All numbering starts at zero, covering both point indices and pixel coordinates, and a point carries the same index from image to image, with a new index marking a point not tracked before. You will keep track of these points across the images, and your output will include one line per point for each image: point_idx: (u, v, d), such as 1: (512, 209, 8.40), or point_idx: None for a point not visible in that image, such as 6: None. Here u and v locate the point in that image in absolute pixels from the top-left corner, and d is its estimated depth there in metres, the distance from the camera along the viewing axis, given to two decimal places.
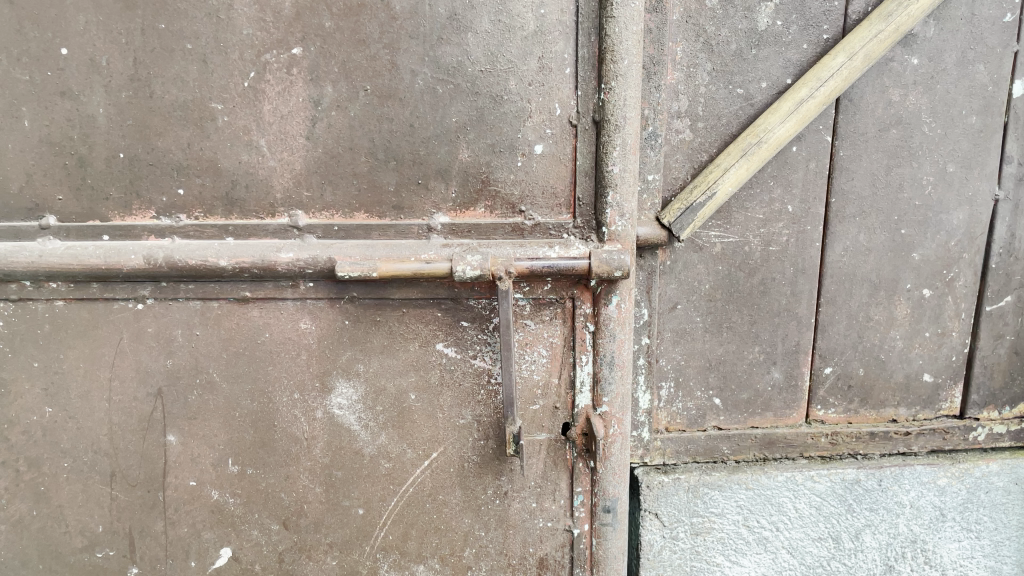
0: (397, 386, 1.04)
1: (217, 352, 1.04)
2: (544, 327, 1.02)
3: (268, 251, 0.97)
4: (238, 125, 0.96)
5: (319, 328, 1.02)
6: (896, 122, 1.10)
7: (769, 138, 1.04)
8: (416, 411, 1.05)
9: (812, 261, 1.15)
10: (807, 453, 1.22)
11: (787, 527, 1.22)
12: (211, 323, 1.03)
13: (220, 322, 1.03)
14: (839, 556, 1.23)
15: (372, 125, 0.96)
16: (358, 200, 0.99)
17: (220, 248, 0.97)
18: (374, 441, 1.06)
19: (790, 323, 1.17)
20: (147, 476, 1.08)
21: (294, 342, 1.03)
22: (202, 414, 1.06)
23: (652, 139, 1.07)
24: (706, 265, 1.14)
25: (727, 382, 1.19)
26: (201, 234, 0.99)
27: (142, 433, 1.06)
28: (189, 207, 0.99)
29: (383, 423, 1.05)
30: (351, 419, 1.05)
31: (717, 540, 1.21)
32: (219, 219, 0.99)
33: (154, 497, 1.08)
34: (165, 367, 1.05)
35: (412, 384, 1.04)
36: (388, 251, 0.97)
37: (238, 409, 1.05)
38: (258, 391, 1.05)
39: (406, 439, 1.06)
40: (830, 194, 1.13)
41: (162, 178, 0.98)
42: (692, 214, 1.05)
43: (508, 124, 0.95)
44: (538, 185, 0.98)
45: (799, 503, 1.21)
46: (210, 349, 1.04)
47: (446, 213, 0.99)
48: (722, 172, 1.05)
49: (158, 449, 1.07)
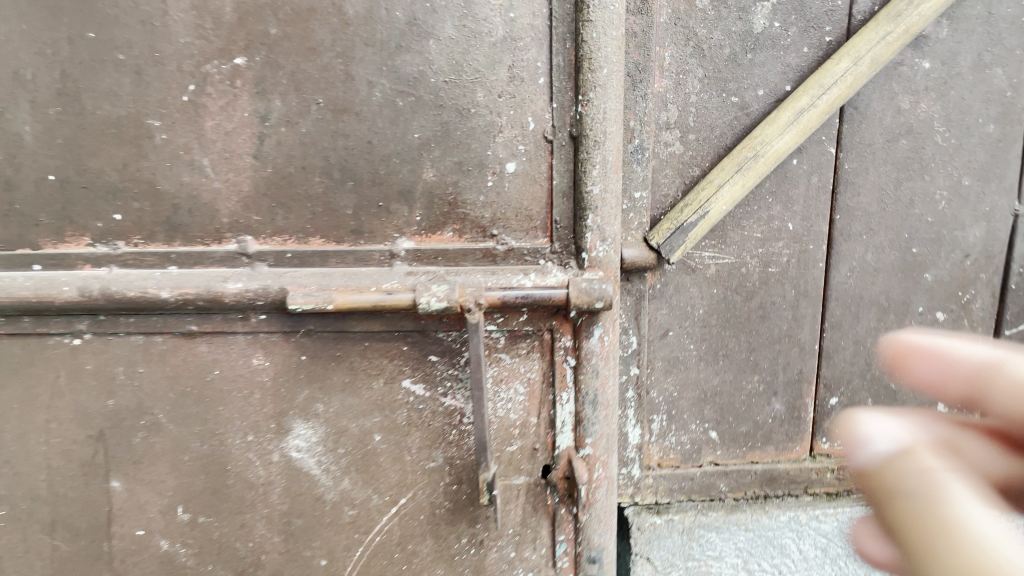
0: (360, 427, 0.94)
1: (164, 391, 0.95)
2: (520, 361, 0.92)
3: (214, 281, 0.89)
4: (178, 143, 0.87)
5: (273, 366, 0.93)
6: (907, 132, 1.01)
7: (766, 152, 0.94)
8: (382, 454, 0.95)
9: (815, 283, 1.06)
10: (812, 489, 1.15)
11: (791, 570, 1.12)
12: (156, 360, 0.94)
13: (165, 359, 0.94)
14: None
15: (326, 141, 0.87)
16: (314, 224, 0.89)
17: (161, 278, 0.89)
18: (337, 486, 0.96)
19: (792, 350, 1.08)
20: (90, 525, 0.98)
21: (247, 380, 0.94)
22: (148, 458, 0.96)
23: (638, 153, 0.98)
24: (699, 289, 1.05)
25: (724, 414, 1.10)
26: (142, 262, 0.90)
27: (84, 479, 0.97)
28: (127, 233, 0.90)
29: (346, 467, 0.96)
30: (310, 463, 0.96)
31: None
32: (161, 246, 0.90)
33: (99, 549, 0.99)
34: (106, 407, 0.95)
35: (377, 425, 0.94)
36: (346, 281, 0.88)
37: (186, 452, 0.96)
38: (208, 434, 0.95)
39: (371, 484, 0.96)
40: (835, 210, 1.03)
41: (98, 202, 0.89)
42: (683, 234, 0.96)
43: (476, 140, 0.86)
44: (512, 206, 0.88)
45: (804, 543, 1.12)
46: (155, 387, 0.95)
47: (410, 237, 0.89)
48: (715, 189, 0.96)
49: (102, 496, 0.98)
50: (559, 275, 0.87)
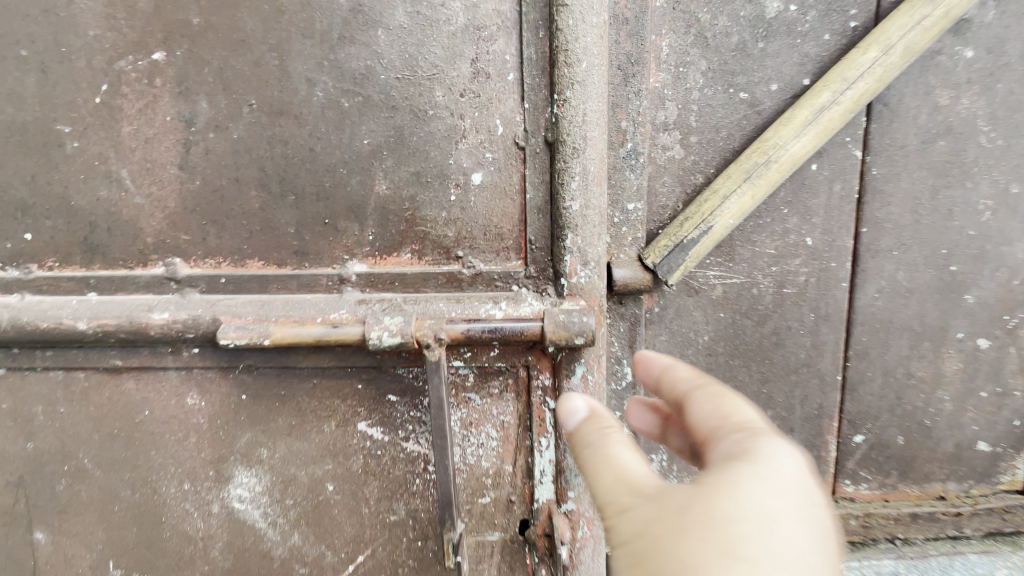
0: (310, 475, 0.82)
1: (88, 434, 0.83)
2: (493, 401, 0.80)
3: (137, 310, 0.77)
4: (92, 153, 0.76)
5: (210, 406, 0.81)
6: (945, 132, 0.87)
7: (780, 157, 0.81)
8: (336, 505, 0.83)
9: (838, 305, 0.92)
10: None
11: None
12: (78, 399, 0.83)
13: (88, 397, 0.82)
14: None
15: (261, 149, 0.74)
16: (251, 244, 0.77)
17: (78, 306, 0.77)
18: (286, 541, 0.84)
19: (811, 382, 0.95)
20: None
21: (181, 422, 0.82)
22: (74, 508, 0.85)
23: (631, 158, 0.85)
24: (704, 313, 0.92)
25: None
26: (58, 287, 0.79)
27: (6, 529, 0.87)
28: (40, 255, 0.79)
29: (296, 520, 0.84)
30: (255, 514, 0.84)
31: None
32: (79, 270, 0.79)
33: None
34: (26, 452, 0.84)
35: (329, 473, 0.82)
36: (288, 310, 0.76)
37: (116, 502, 0.85)
38: (139, 481, 0.84)
39: (324, 539, 0.84)
40: (861, 223, 0.90)
41: (7, 221, 0.79)
42: (682, 253, 0.83)
43: (435, 147, 0.73)
44: (479, 224, 0.75)
45: None
46: (79, 429, 0.83)
47: (362, 259, 0.77)
48: (721, 201, 0.82)
49: (26, 549, 0.87)
50: (534, 304, 0.73)
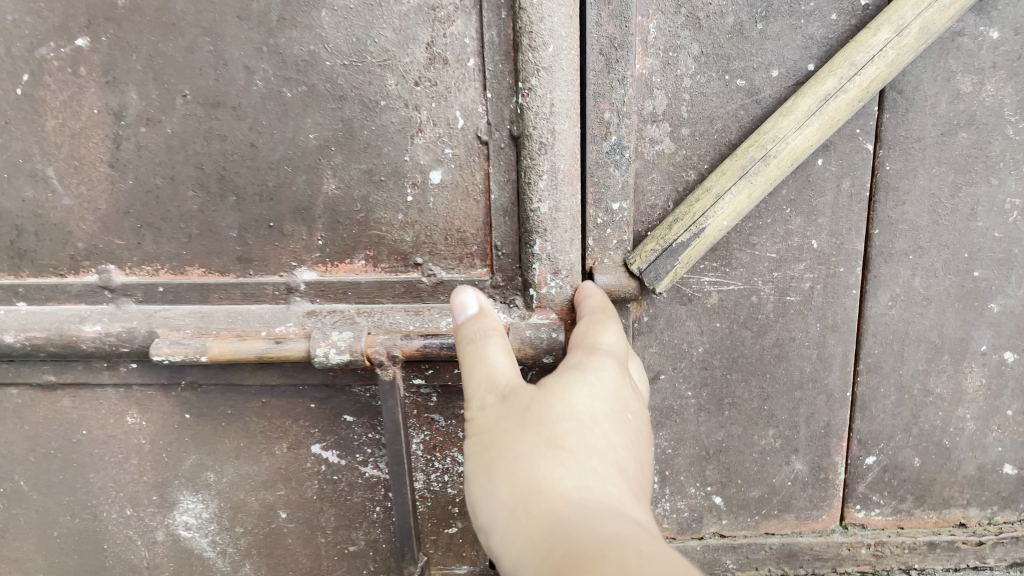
0: (261, 501, 0.76)
1: (22, 455, 0.76)
2: (458, 423, 0.71)
3: (69, 322, 0.70)
4: (15, 149, 0.69)
5: (150, 426, 0.74)
6: (969, 122, 0.77)
7: (779, 151, 0.72)
8: (290, 534, 0.77)
9: (847, 315, 0.84)
10: (842, 568, 0.93)
11: None
12: (11, 417, 0.75)
13: (22, 415, 0.75)
14: None
15: (198, 145, 0.67)
16: (190, 249, 0.70)
17: (6, 318, 0.71)
18: (236, 572, 0.78)
19: (818, 399, 0.87)
20: None
21: (121, 442, 0.75)
22: (10, 533, 0.79)
23: (615, 153, 0.76)
24: (698, 322, 0.84)
25: (731, 475, 0.89)
26: None
27: None
28: None
29: (246, 550, 0.77)
30: (203, 542, 0.77)
31: None
32: (7, 277, 0.73)
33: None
34: None
35: (282, 499, 0.76)
36: (230, 323, 0.69)
37: (55, 527, 0.78)
38: (79, 506, 0.78)
39: (279, 570, 0.78)
40: (872, 224, 0.81)
41: None
42: (673, 258, 0.74)
43: (389, 142, 0.66)
44: (440, 227, 0.68)
45: None
46: (13, 450, 0.76)
47: (311, 266, 0.69)
48: (714, 200, 0.73)
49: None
50: (500, 315, 0.66)
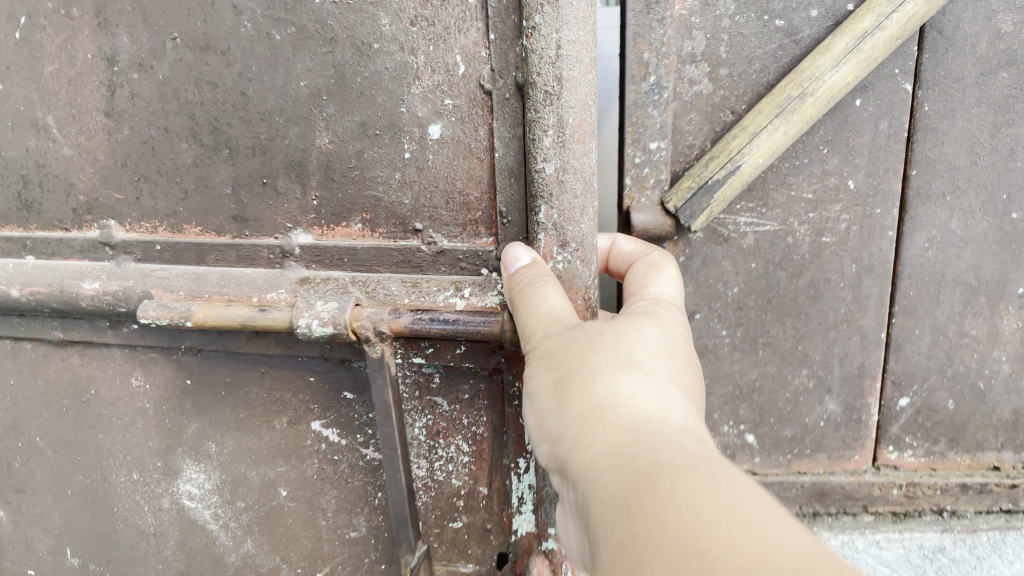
0: (262, 477, 0.73)
1: (39, 411, 0.78)
2: (462, 410, 0.68)
3: (69, 278, 0.70)
4: (18, 96, 0.72)
5: (153, 389, 0.74)
6: (1009, 62, 0.74)
7: (817, 90, 0.68)
8: (291, 513, 0.73)
9: (884, 257, 0.82)
10: (874, 509, 0.93)
11: None
12: (25, 372, 0.77)
13: (36, 370, 0.77)
14: None
15: (189, 92, 0.66)
16: (188, 207, 0.69)
17: (12, 271, 0.72)
18: (239, 548, 0.76)
19: (852, 339, 0.85)
20: None
21: (127, 405, 0.75)
22: (31, 488, 0.81)
23: (653, 94, 0.74)
24: (734, 262, 0.82)
25: (763, 415, 0.89)
26: None
27: None
28: None
29: (248, 526, 0.75)
30: (205, 514, 0.76)
31: None
32: (17, 230, 0.76)
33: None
34: None
35: (282, 476, 0.72)
36: (223, 285, 0.67)
37: (69, 487, 0.80)
38: (90, 466, 0.78)
39: (280, 551, 0.75)
40: (909, 164, 0.78)
41: None
42: (707, 196, 0.71)
43: (383, 92, 0.62)
44: (440, 188, 0.63)
45: None
46: (29, 405, 0.78)
47: (307, 230, 0.67)
48: (750, 138, 0.69)
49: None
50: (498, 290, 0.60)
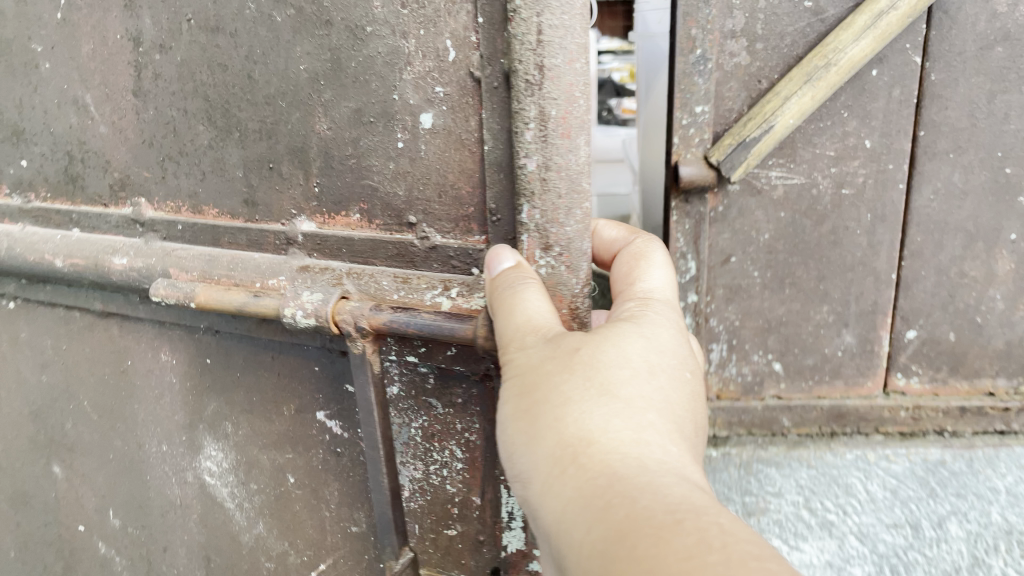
0: (273, 462, 0.78)
1: (84, 375, 0.89)
2: (455, 413, 0.67)
3: (102, 253, 0.81)
4: (61, 74, 0.82)
5: (178, 364, 0.81)
6: (1004, 38, 0.89)
7: (838, 61, 0.87)
8: (299, 501, 0.77)
9: (895, 207, 0.98)
10: (883, 429, 1.09)
11: (857, 512, 1.05)
12: (74, 336, 0.88)
13: (82, 337, 0.88)
14: (917, 545, 1.02)
15: (203, 73, 0.73)
16: (205, 190, 0.77)
17: (59, 244, 0.85)
18: (252, 529, 0.82)
19: (867, 280, 1.02)
20: (46, 507, 0.98)
21: (157, 376, 0.83)
22: (80, 447, 0.92)
23: (700, 65, 0.91)
24: (766, 212, 1.00)
25: (789, 345, 1.08)
26: (49, 220, 0.89)
27: (36, 460, 0.97)
28: (35, 186, 0.90)
29: (259, 509, 0.80)
30: (222, 492, 0.82)
31: (773, 522, 1.07)
32: (66, 205, 0.88)
33: (62, 544, 1.00)
34: (41, 384, 0.93)
35: (290, 464, 0.77)
36: (232, 268, 0.75)
37: (110, 450, 0.90)
38: (128, 434, 0.88)
39: (288, 536, 0.80)
40: (920, 126, 0.94)
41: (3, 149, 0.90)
42: (745, 150, 0.91)
43: (377, 77, 0.65)
44: (433, 179, 0.66)
45: (871, 485, 1.06)
46: (77, 368, 0.89)
47: (309, 217, 0.72)
48: (781, 102, 0.89)
49: (48, 479, 0.97)
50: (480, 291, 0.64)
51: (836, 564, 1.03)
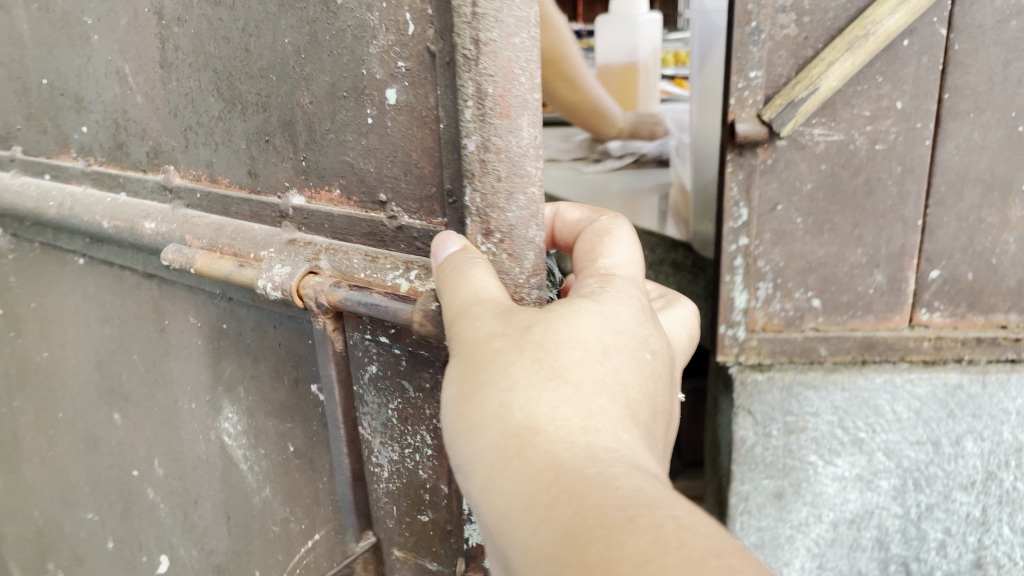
0: (276, 430, 0.83)
1: (135, 329, 1.01)
2: (425, 398, 0.65)
3: (138, 218, 0.90)
4: (110, 50, 0.91)
5: (203, 328, 0.89)
6: (1017, 13, 1.00)
7: (876, 31, 1.01)
8: (297, 469, 0.82)
9: (921, 159, 1.08)
10: (908, 359, 1.21)
11: (883, 429, 1.27)
12: (129, 291, 1.00)
13: (134, 293, 0.99)
14: (938, 460, 1.28)
15: (211, 46, 0.79)
16: (218, 162, 0.84)
17: (106, 207, 0.94)
18: (262, 492, 0.89)
19: (895, 226, 1.13)
20: (110, 449, 1.12)
21: (189, 337, 0.92)
22: (133, 397, 1.04)
23: (755, 35, 1.07)
24: (809, 164, 1.12)
25: (827, 284, 1.19)
26: (104, 183, 0.99)
27: (101, 407, 1.11)
28: (93, 150, 1.01)
29: (266, 474, 0.87)
30: (236, 453, 0.90)
31: (810, 439, 1.31)
32: (117, 170, 0.98)
33: (123, 487, 1.13)
34: (105, 334, 1.06)
35: (291, 432, 0.81)
36: (234, 238, 0.80)
37: (154, 402, 1.01)
38: (168, 389, 0.98)
39: (291, 503, 0.85)
40: (943, 89, 1.05)
41: (72, 116, 1.02)
42: (794, 109, 1.06)
43: (344, 47, 0.67)
44: (397, 153, 0.67)
45: (897, 406, 1.25)
46: (131, 322, 1.01)
47: (302, 193, 0.76)
48: (826, 66, 1.04)
49: (111, 426, 1.10)
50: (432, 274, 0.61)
51: (865, 477, 1.31)
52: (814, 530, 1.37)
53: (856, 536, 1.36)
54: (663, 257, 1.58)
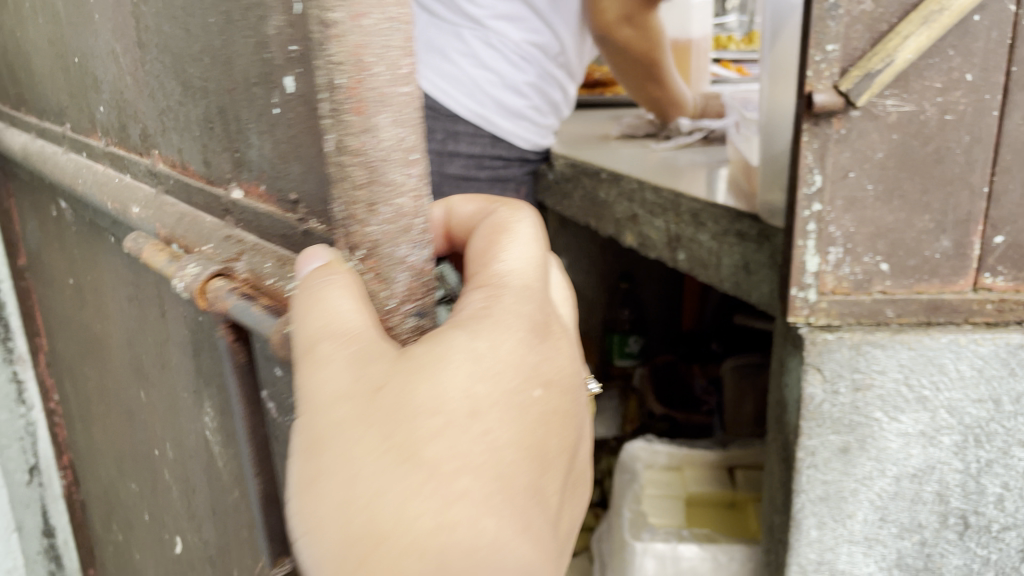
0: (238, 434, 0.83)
1: (148, 315, 1.00)
2: None
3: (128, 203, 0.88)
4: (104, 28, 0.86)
5: (189, 319, 0.86)
6: None
7: (951, 6, 1.00)
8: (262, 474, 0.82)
9: (989, 130, 1.07)
10: (971, 320, 1.16)
11: (946, 387, 1.18)
12: (139, 277, 0.98)
13: (142, 278, 0.97)
14: (998, 418, 1.18)
15: (161, 21, 0.71)
16: (184, 148, 0.77)
17: (111, 188, 0.93)
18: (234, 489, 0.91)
19: (962, 193, 1.11)
20: (144, 423, 1.16)
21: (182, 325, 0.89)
22: (154, 378, 1.05)
23: (834, 10, 1.04)
24: (881, 134, 1.10)
25: (895, 248, 1.14)
26: (115, 161, 0.97)
27: (135, 383, 1.14)
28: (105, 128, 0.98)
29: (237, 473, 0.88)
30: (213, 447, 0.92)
31: (877, 396, 1.20)
32: (122, 149, 0.95)
33: (153, 461, 1.16)
34: (131, 315, 1.07)
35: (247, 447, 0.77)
36: (187, 231, 0.75)
37: (165, 386, 1.03)
38: (173, 374, 0.99)
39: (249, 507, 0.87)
40: (1011, 63, 1.04)
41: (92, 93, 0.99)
42: (870, 81, 1.05)
43: (250, 29, 0.59)
44: (299, 150, 0.58)
45: (961, 364, 1.16)
46: (144, 306, 1.00)
47: (240, 187, 0.69)
48: (902, 39, 1.03)
49: (140, 401, 1.14)
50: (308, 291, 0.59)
51: (928, 434, 1.20)
52: (876, 485, 1.24)
53: (917, 491, 1.23)
54: (727, 228, 1.44)
